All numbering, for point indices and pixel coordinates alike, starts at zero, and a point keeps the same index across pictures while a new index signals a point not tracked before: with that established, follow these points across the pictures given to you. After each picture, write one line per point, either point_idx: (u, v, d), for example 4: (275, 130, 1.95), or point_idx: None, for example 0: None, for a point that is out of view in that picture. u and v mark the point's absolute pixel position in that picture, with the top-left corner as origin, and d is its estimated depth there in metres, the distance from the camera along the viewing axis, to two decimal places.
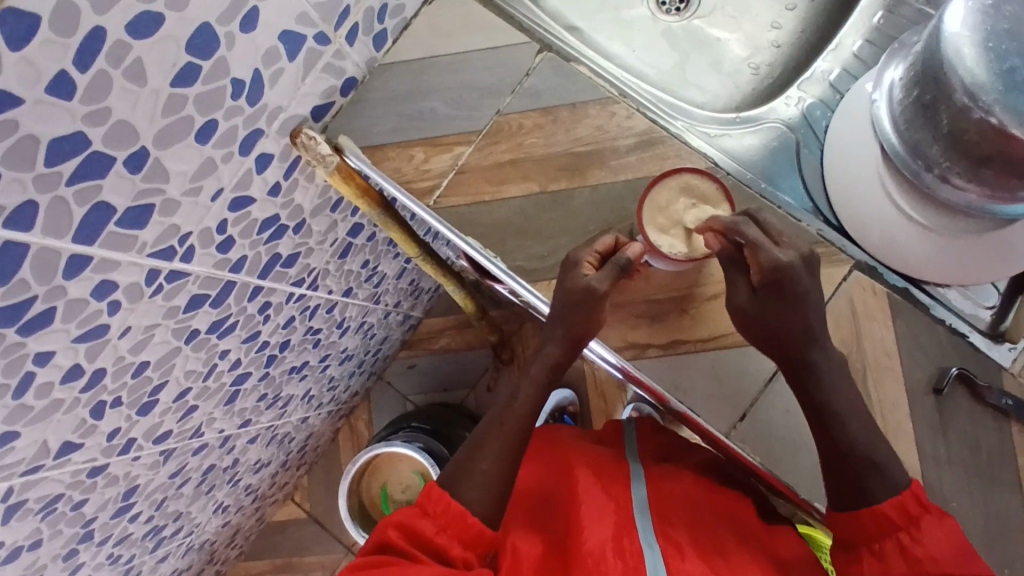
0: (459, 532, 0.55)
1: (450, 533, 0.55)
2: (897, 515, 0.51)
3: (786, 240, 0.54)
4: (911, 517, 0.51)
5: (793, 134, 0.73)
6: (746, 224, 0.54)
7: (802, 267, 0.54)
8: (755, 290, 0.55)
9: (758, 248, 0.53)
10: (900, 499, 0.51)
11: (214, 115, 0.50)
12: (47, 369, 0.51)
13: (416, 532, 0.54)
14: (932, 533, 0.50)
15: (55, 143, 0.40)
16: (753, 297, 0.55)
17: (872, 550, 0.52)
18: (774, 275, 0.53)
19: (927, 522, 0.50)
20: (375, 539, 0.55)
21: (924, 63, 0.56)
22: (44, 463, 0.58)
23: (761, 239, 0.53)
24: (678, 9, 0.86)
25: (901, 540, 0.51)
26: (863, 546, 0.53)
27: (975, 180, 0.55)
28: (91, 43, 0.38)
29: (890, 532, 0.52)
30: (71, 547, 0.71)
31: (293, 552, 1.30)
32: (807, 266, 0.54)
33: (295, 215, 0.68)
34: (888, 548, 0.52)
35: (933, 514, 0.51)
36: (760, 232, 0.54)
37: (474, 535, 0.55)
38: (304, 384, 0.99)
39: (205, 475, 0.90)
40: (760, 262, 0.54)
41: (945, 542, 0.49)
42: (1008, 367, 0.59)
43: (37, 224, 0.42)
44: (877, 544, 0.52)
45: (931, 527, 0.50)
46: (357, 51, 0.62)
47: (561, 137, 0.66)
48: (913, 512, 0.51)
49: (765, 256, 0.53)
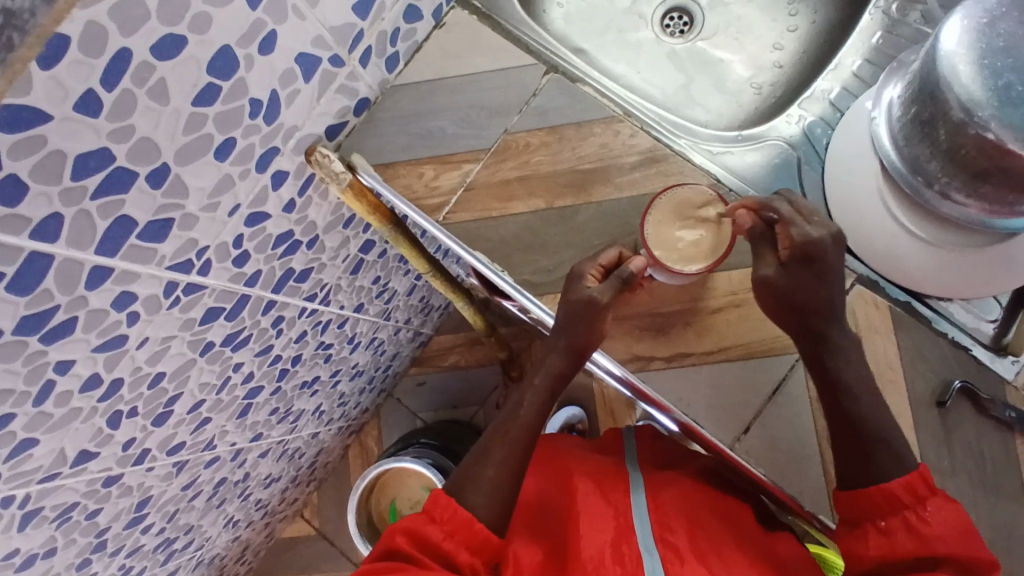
0: (466, 539, 0.56)
1: (457, 539, 0.55)
2: (906, 495, 0.52)
3: (818, 218, 0.56)
4: (918, 497, 0.52)
5: (794, 151, 0.74)
6: (779, 202, 0.57)
7: (831, 242, 0.55)
8: (784, 264, 0.56)
9: (792, 224, 0.56)
10: (910, 480, 0.52)
11: (231, 133, 0.52)
12: (67, 378, 0.53)
13: (423, 539, 0.55)
14: (937, 513, 0.51)
15: (82, 158, 0.42)
16: (781, 270, 0.56)
17: (877, 526, 0.53)
18: (805, 248, 0.55)
19: (934, 503, 0.52)
20: (383, 545, 0.56)
21: (919, 83, 0.57)
22: (61, 470, 0.59)
23: (793, 216, 0.56)
24: (681, 31, 0.88)
25: (908, 518, 0.52)
26: (868, 522, 0.54)
27: (974, 195, 0.55)
28: (117, 64, 0.41)
29: (895, 511, 0.53)
30: (84, 557, 0.72)
31: (303, 569, 1.31)
32: (836, 242, 0.55)
33: (308, 231, 0.70)
34: (893, 525, 0.53)
35: (940, 497, 0.52)
36: (792, 209, 0.57)
37: (480, 541, 0.56)
38: (315, 400, 1.01)
39: (216, 488, 0.91)
40: (792, 237, 0.56)
41: (948, 525, 0.51)
42: (1011, 380, 0.60)
43: (62, 236, 0.44)
44: (882, 521, 0.53)
45: (937, 508, 0.52)
46: (370, 73, 0.64)
47: (567, 155, 0.67)
48: (920, 493, 0.52)
49: (797, 230, 0.55)
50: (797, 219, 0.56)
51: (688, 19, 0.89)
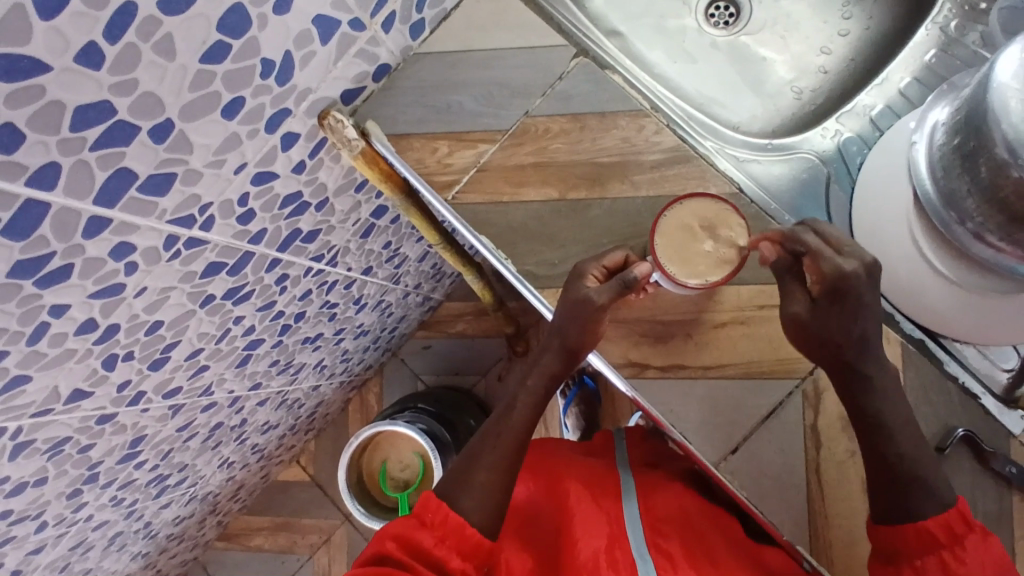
0: (457, 543, 0.53)
1: (448, 544, 0.53)
2: (942, 533, 0.51)
3: (848, 249, 0.52)
4: (955, 536, 0.51)
5: (824, 167, 0.73)
6: (805, 233, 0.53)
7: (857, 283, 0.51)
8: (816, 300, 0.53)
9: (820, 255, 0.51)
10: (947, 518, 0.51)
11: (241, 93, 0.51)
12: (62, 322, 0.52)
13: (413, 543, 0.52)
14: (977, 552, 0.50)
15: (81, 110, 0.41)
16: (811, 306, 0.53)
17: (913, 564, 0.51)
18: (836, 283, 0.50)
19: (972, 541, 0.50)
20: (371, 550, 0.53)
21: (968, 110, 0.54)
22: (55, 407, 0.60)
23: (822, 247, 0.52)
24: (726, 23, 0.84)
25: (945, 558, 0.50)
26: (904, 561, 0.52)
27: (1008, 239, 0.53)
28: (121, 17, 0.39)
29: (934, 549, 0.51)
30: (75, 487, 0.74)
31: (293, 513, 1.34)
32: (869, 275, 0.51)
33: (318, 193, 0.69)
34: (930, 565, 0.51)
35: (978, 534, 0.51)
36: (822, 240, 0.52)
37: (472, 546, 0.53)
38: (317, 354, 1.01)
39: (212, 431, 0.92)
40: (822, 270, 0.51)
41: (988, 565, 0.49)
42: (1017, 435, 0.59)
43: (58, 185, 0.43)
44: (919, 560, 0.51)
45: (975, 547, 0.50)
46: (392, 39, 0.62)
47: (587, 145, 0.65)
48: (958, 531, 0.51)
49: (828, 262, 0.51)
50: (826, 251, 0.51)
51: (734, 10, 0.85)
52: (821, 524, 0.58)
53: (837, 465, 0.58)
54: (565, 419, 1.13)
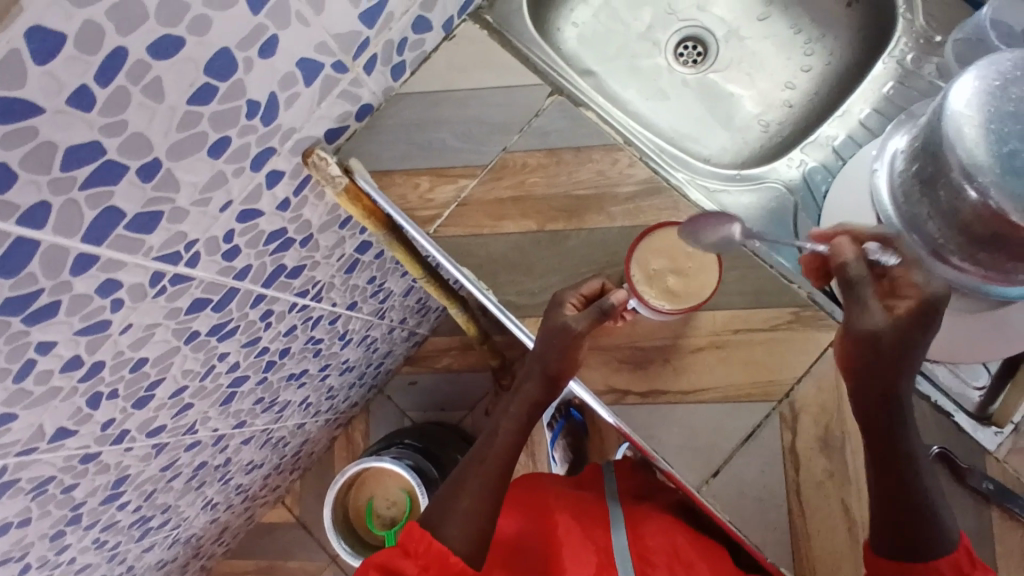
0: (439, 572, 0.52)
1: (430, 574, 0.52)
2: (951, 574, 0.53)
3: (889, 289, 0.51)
4: None
5: (791, 196, 0.76)
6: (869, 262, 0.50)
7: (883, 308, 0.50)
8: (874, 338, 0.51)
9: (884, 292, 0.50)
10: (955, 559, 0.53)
11: (227, 132, 0.53)
12: (48, 359, 0.53)
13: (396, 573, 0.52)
14: None
15: (72, 150, 0.42)
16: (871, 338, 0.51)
17: None
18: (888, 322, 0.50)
19: None
20: None
21: (925, 138, 0.57)
22: (39, 446, 0.60)
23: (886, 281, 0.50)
24: (695, 61, 0.89)
25: None
26: None
27: (970, 260, 0.55)
28: (113, 61, 0.41)
29: None
30: (58, 528, 0.73)
31: (278, 555, 1.32)
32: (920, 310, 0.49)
33: (302, 230, 0.71)
34: None
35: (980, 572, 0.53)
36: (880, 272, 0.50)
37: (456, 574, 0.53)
38: (303, 391, 1.01)
39: (197, 471, 0.92)
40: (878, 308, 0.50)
41: None
42: (992, 451, 0.61)
43: (48, 224, 0.44)
44: None
45: None
46: (374, 80, 0.65)
47: (564, 178, 0.67)
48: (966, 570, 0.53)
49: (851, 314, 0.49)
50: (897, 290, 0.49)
51: (702, 50, 0.89)
52: (803, 546, 0.59)
53: (816, 486, 0.59)
54: (553, 452, 1.13)
